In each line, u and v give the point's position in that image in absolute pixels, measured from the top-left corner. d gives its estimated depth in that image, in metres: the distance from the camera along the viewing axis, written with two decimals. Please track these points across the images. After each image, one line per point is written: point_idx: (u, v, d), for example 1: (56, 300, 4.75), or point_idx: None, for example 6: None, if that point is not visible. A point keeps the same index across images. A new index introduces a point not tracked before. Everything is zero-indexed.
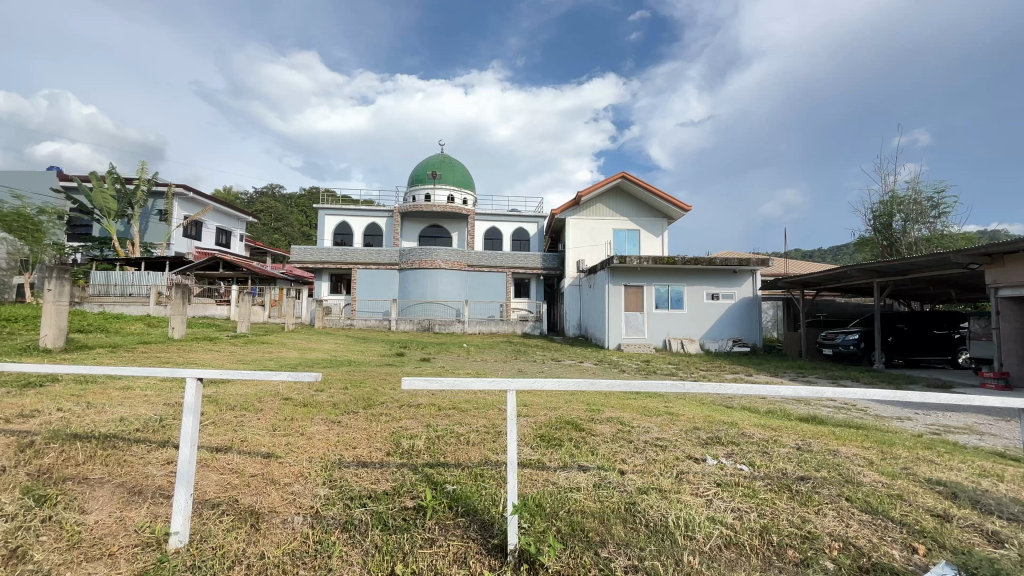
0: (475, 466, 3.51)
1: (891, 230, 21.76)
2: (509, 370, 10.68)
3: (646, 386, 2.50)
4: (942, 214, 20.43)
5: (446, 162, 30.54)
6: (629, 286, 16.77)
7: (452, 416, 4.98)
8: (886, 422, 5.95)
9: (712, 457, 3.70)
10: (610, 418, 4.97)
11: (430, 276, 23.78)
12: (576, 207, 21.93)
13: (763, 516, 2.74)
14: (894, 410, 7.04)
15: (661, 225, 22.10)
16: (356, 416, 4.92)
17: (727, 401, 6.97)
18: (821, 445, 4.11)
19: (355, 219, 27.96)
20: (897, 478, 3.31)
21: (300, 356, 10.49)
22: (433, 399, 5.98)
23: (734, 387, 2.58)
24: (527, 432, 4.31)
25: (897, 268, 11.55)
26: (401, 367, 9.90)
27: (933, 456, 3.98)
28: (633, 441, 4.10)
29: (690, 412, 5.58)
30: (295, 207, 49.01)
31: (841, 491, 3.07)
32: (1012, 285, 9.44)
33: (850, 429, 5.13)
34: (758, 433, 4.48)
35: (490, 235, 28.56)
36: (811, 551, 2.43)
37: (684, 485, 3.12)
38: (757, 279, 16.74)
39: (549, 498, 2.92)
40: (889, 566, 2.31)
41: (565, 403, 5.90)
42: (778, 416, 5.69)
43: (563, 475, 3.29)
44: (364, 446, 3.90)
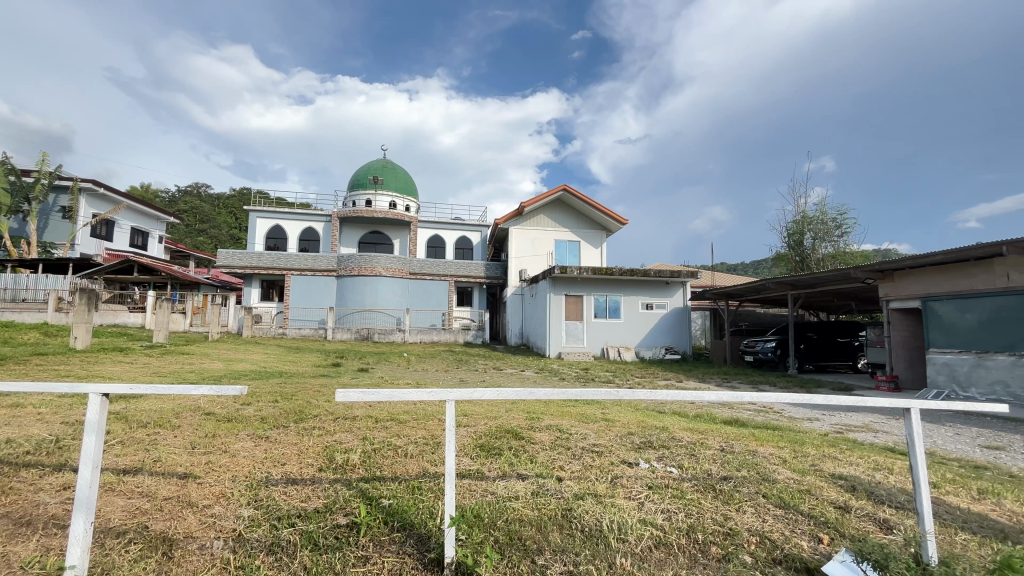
0: (412, 479, 3.43)
1: (803, 247, 23.89)
2: (451, 379, 10.60)
3: (585, 394, 2.57)
4: (845, 234, 22.72)
5: (388, 167, 29.97)
6: (570, 296, 17.16)
7: (389, 428, 4.85)
8: (798, 423, 6.49)
9: (644, 461, 3.86)
10: (549, 426, 5.04)
11: (370, 283, 23.11)
12: (520, 217, 22.22)
13: (690, 516, 2.89)
14: (806, 411, 7.68)
15: (600, 237, 22.89)
16: (286, 430, 4.66)
17: (659, 407, 7.31)
18: (742, 446, 4.39)
19: (289, 222, 26.70)
20: (806, 474, 3.62)
21: (225, 368, 9.80)
22: (370, 411, 5.80)
23: (666, 394, 2.68)
24: (466, 442, 4.28)
25: (808, 282, 12.68)
26: (336, 378, 9.52)
27: (836, 452, 4.42)
28: (570, 448, 4.19)
29: (625, 417, 5.79)
30: (223, 208, 46.12)
31: (758, 488, 3.31)
32: (901, 298, 10.62)
33: (768, 430, 5.55)
34: (686, 437, 4.73)
35: (432, 244, 28.26)
36: (731, 546, 2.60)
37: (617, 489, 3.23)
38: (687, 290, 17.75)
39: (487, 508, 2.91)
40: (799, 558, 2.51)
41: (506, 412, 5.92)
42: (705, 420, 6.05)
43: (502, 484, 3.30)
44: (294, 463, 3.70)
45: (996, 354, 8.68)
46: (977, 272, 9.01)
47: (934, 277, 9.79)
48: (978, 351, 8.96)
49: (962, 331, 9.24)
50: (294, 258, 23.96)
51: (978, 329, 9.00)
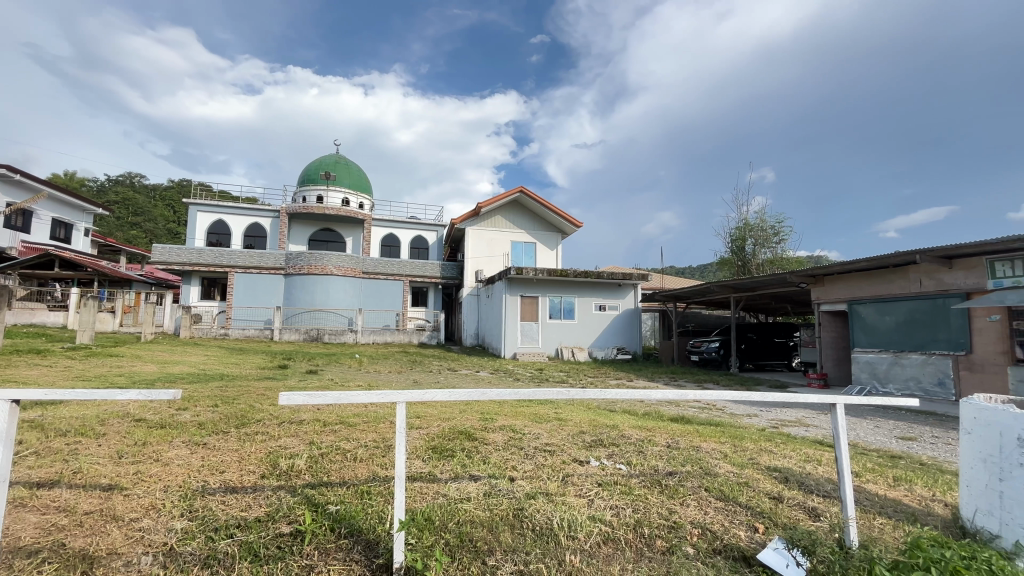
0: (361, 484, 3.34)
1: (744, 252, 25.25)
2: (405, 381, 10.42)
3: (536, 393, 2.61)
4: (782, 241, 24.23)
5: (341, 162, 29.08)
6: (525, 297, 17.26)
7: (338, 432, 4.70)
8: (739, 419, 6.84)
9: (595, 459, 3.95)
10: (503, 427, 5.05)
11: (320, 282, 22.33)
12: (476, 218, 22.17)
13: (637, 511, 2.97)
14: (747, 408, 8.10)
15: (555, 239, 23.20)
16: (226, 436, 4.42)
17: (610, 405, 7.51)
18: (687, 442, 4.58)
19: (233, 217, 25.34)
20: (744, 468, 3.82)
21: (159, 371, 9.16)
22: (318, 414, 5.60)
23: (616, 394, 2.75)
24: (418, 444, 4.21)
25: (749, 286, 13.40)
26: (283, 381, 9.13)
27: (772, 446, 4.70)
28: (523, 447, 4.22)
29: (576, 417, 5.89)
30: (159, 200, 43.19)
31: (702, 482, 3.46)
32: (831, 301, 11.37)
33: (711, 426, 5.82)
34: (635, 434, 4.88)
35: (387, 242, 27.65)
36: (675, 539, 2.71)
37: (568, 487, 3.29)
38: (638, 292, 18.31)
39: (439, 511, 2.87)
40: (736, 547, 2.65)
41: (459, 413, 5.88)
42: (653, 418, 6.26)
43: (454, 486, 3.28)
44: (234, 470, 3.52)
45: (910, 353, 9.50)
46: (895, 278, 9.83)
47: (860, 282, 10.59)
48: (895, 350, 9.78)
49: (882, 331, 10.05)
50: (237, 255, 22.77)
51: (895, 329, 9.82)
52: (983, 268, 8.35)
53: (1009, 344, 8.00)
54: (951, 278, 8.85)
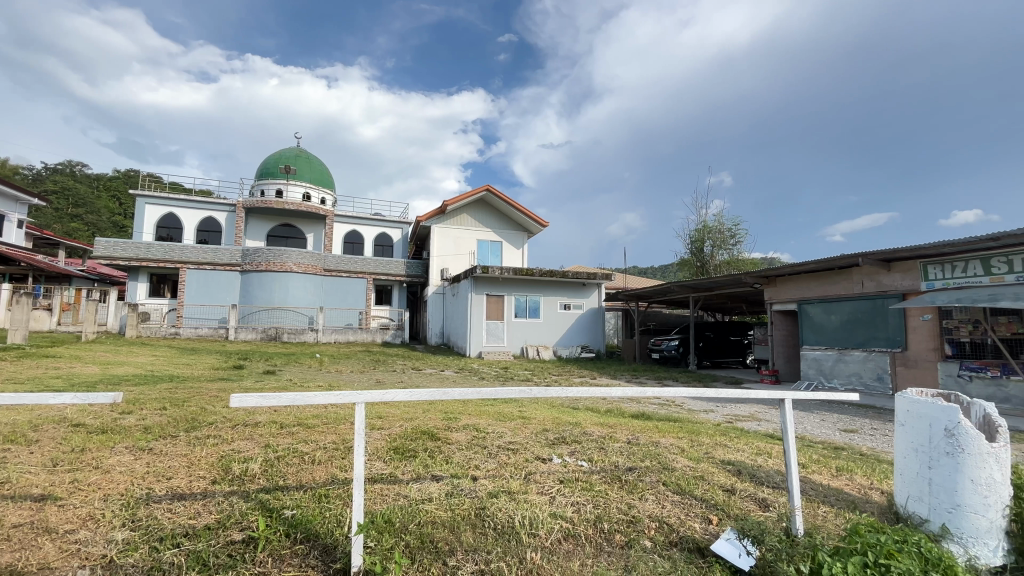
0: (320, 487, 3.25)
1: (703, 254, 26.11)
2: (367, 381, 10.19)
3: (496, 393, 2.63)
4: (737, 243, 25.25)
5: (302, 156, 28.20)
6: (490, 296, 17.25)
7: (295, 434, 4.56)
8: (696, 415, 7.07)
9: (558, 456, 3.99)
10: (467, 426, 5.03)
11: (279, 279, 21.57)
12: (442, 216, 21.97)
13: (597, 507, 3.02)
14: (704, 404, 8.38)
15: (521, 238, 23.27)
16: (174, 441, 4.20)
17: (573, 403, 7.61)
18: (646, 438, 4.70)
19: (185, 211, 24.15)
20: (700, 462, 3.96)
21: (100, 373, 8.61)
22: (275, 416, 5.42)
23: (576, 391, 2.78)
24: (380, 445, 4.14)
25: (706, 286, 13.86)
26: (238, 382, 8.75)
27: (726, 440, 4.88)
28: (486, 446, 4.22)
29: (540, 414, 5.94)
30: (103, 191, 40.65)
31: (660, 477, 3.55)
32: (782, 301, 11.91)
33: (669, 422, 5.99)
34: (597, 431, 4.97)
35: (350, 239, 27.01)
36: (633, 533, 2.77)
37: (531, 485, 3.30)
38: (602, 292, 18.62)
39: (400, 512, 2.83)
40: (692, 540, 2.73)
41: (422, 413, 5.82)
42: (615, 415, 6.38)
43: (415, 486, 3.25)
44: (183, 476, 3.34)
45: (852, 349, 10.07)
46: (840, 279, 10.41)
47: (808, 283, 11.14)
48: (839, 347, 10.35)
49: (828, 330, 10.61)
50: (189, 251, 21.69)
51: (839, 328, 10.38)
52: (918, 271, 8.96)
53: (939, 342, 8.62)
54: (889, 279, 9.44)
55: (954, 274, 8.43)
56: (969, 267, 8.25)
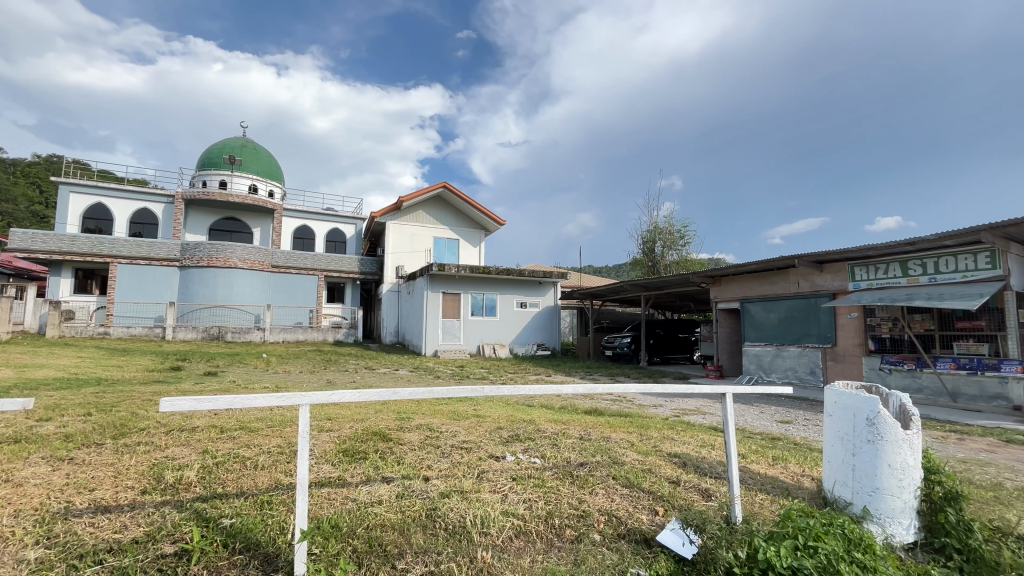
0: (262, 494, 3.10)
1: (654, 254, 26.98)
2: (317, 382, 9.75)
3: (449, 392, 2.60)
4: (686, 244, 26.27)
5: (248, 147, 26.85)
6: (446, 294, 17.09)
7: (237, 439, 4.32)
8: (646, 409, 7.30)
9: (511, 454, 4.00)
10: (420, 425, 4.97)
11: (222, 276, 20.45)
12: (397, 212, 21.56)
13: (549, 503, 3.05)
14: (654, 399, 8.66)
15: (478, 236, 23.19)
16: (99, 449, 3.88)
17: (528, 401, 7.65)
18: (598, 434, 4.80)
19: (116, 201, 22.42)
20: (649, 455, 4.08)
21: (15, 376, 7.83)
22: (214, 420, 5.13)
23: (529, 390, 2.80)
24: (328, 447, 4.00)
25: (657, 285, 14.34)
26: (175, 384, 8.22)
27: (673, 434, 5.07)
28: (439, 446, 4.17)
29: (494, 413, 5.93)
30: (20, 177, 37.10)
31: (609, 471, 3.64)
32: (727, 300, 12.48)
33: (620, 417, 6.14)
34: (550, 428, 5.01)
35: (299, 234, 25.97)
36: (583, 527, 2.82)
37: (483, 484, 3.29)
38: (557, 290, 18.85)
39: (347, 516, 2.75)
40: (639, 531, 2.81)
41: (374, 414, 5.68)
42: (569, 411, 6.48)
43: (365, 490, 3.15)
44: (108, 487, 3.10)
45: (789, 346, 10.71)
46: (778, 279, 11.04)
47: (750, 283, 11.74)
48: (777, 344, 10.98)
49: (767, 327, 11.23)
50: (121, 244, 20.17)
51: (777, 325, 11.01)
52: (846, 272, 9.64)
53: (864, 338, 9.32)
54: (821, 280, 10.11)
55: (877, 275, 9.14)
56: (890, 269, 8.97)
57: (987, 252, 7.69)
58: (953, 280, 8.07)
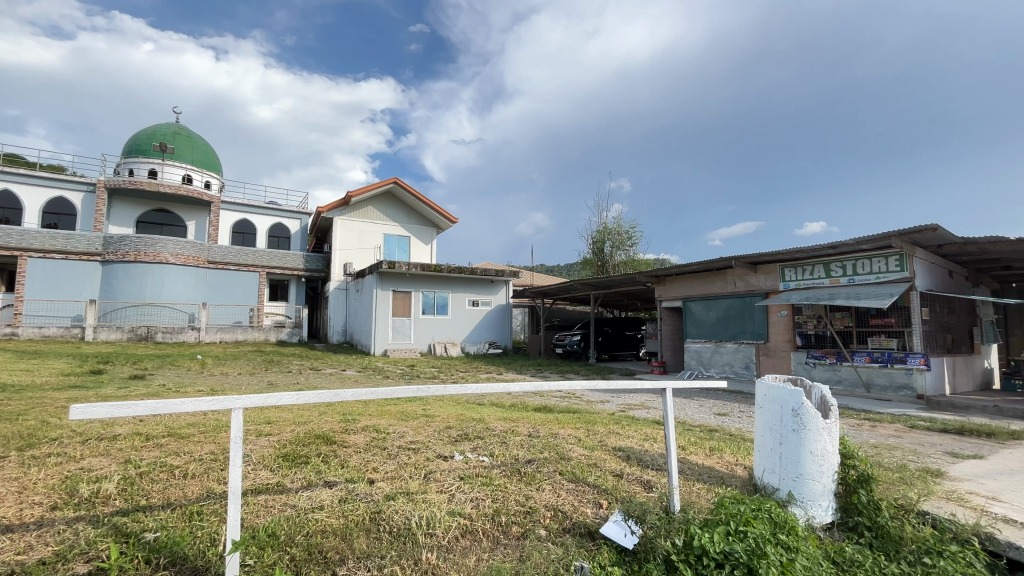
0: (191, 504, 2.91)
1: (603, 253, 27.69)
2: (257, 384, 9.22)
3: (393, 392, 2.54)
4: (634, 244, 27.15)
5: (181, 134, 25.10)
6: (397, 292, 16.74)
7: (164, 446, 4.03)
8: (593, 405, 7.50)
9: (459, 453, 3.98)
10: (366, 427, 4.85)
11: (151, 271, 18.99)
12: (345, 207, 20.89)
13: (496, 501, 3.05)
14: (602, 395, 8.88)
15: (430, 233, 22.89)
16: (1, 463, 3.50)
17: (478, 399, 7.64)
18: (546, 430, 4.87)
19: (25, 188, 20.32)
20: (595, 450, 4.18)
21: None
22: (139, 427, 4.76)
23: (475, 389, 2.77)
24: (266, 452, 3.81)
25: (606, 285, 14.72)
26: (95, 389, 7.54)
27: (618, 428, 5.23)
28: (386, 447, 4.08)
29: (444, 412, 5.88)
30: None
31: (556, 467, 3.70)
32: (670, 299, 13.02)
33: (568, 414, 6.27)
34: (500, 426, 5.03)
35: (239, 229, 24.59)
36: (529, 523, 2.85)
37: (430, 484, 3.25)
38: (509, 288, 18.94)
39: (285, 524, 2.63)
40: (584, 524, 2.88)
41: (318, 416, 5.48)
42: (518, 409, 6.53)
43: (305, 495, 3.03)
44: (12, 504, 2.80)
45: (726, 342, 11.31)
46: (718, 280, 11.63)
47: (691, 283, 12.32)
48: (716, 340, 11.57)
49: (707, 325, 11.82)
50: (32, 236, 18.31)
51: (716, 323, 11.61)
52: (777, 273, 10.29)
53: (792, 335, 10.01)
54: (756, 280, 10.75)
55: (804, 276, 9.82)
56: (815, 270, 9.67)
57: (897, 255, 8.45)
58: (869, 281, 8.81)
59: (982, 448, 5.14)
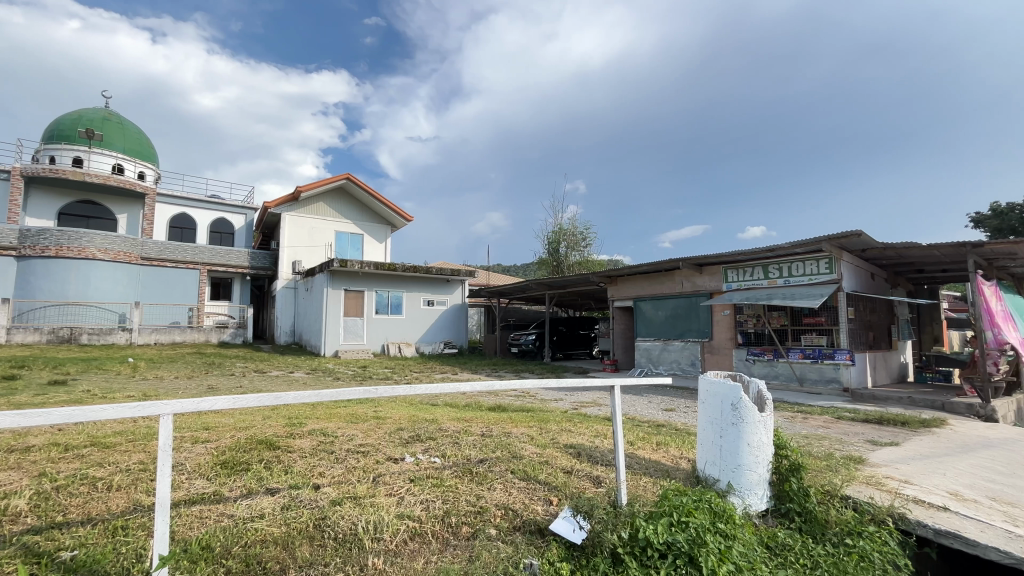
0: (116, 518, 2.70)
1: (558, 254, 28.07)
2: (196, 389, 8.67)
3: (339, 394, 2.45)
4: (588, 245, 27.70)
5: (111, 120, 23.30)
6: (349, 291, 16.25)
7: (87, 457, 3.72)
8: (547, 404, 7.56)
9: (410, 455, 3.91)
10: (313, 431, 4.67)
11: (75, 267, 17.51)
12: (294, 203, 20.06)
13: (446, 502, 3.02)
14: (556, 393, 9.00)
15: (384, 231, 22.39)
16: None
17: (432, 400, 7.54)
18: (499, 430, 4.87)
19: None
20: (546, 448, 4.23)
21: None
22: (57, 437, 4.36)
23: (424, 390, 2.72)
24: (203, 460, 3.60)
25: (561, 284, 14.93)
26: (6, 397, 6.83)
27: (570, 426, 5.31)
28: (334, 451, 3.95)
29: (396, 413, 5.76)
30: None
31: (508, 466, 3.71)
32: (622, 299, 13.38)
33: (522, 413, 6.31)
34: (452, 426, 4.99)
35: (176, 223, 23.10)
36: (479, 523, 2.85)
37: (379, 487, 3.18)
38: (465, 288, 18.84)
39: (221, 534, 2.49)
40: (534, 521, 2.90)
41: (261, 421, 5.23)
42: (472, 409, 6.50)
43: (244, 504, 2.88)
44: None
45: (673, 340, 11.76)
46: (666, 280, 12.06)
47: (642, 283, 12.71)
48: (664, 338, 12.01)
49: (656, 323, 12.24)
50: None
51: (664, 321, 12.04)
52: (721, 274, 10.80)
53: (734, 333, 10.54)
54: (701, 281, 11.23)
55: (745, 277, 10.35)
56: (755, 272, 10.21)
57: (827, 259, 9.07)
58: (802, 282, 9.41)
59: (897, 436, 5.62)
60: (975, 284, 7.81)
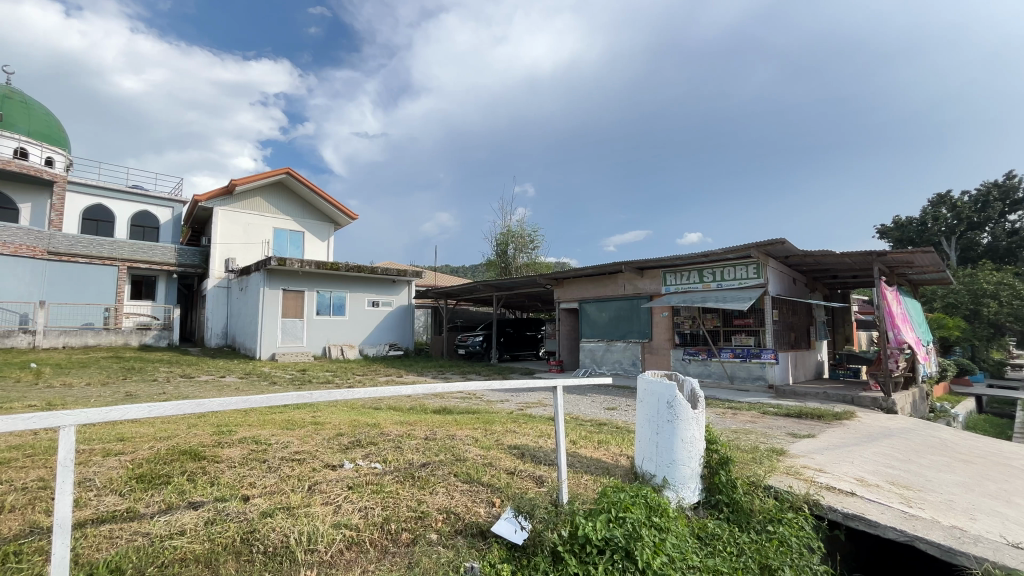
0: (8, 543, 2.41)
1: (507, 256, 28.19)
2: (111, 396, 7.93)
3: (269, 399, 2.31)
4: (536, 247, 28.04)
5: (13, 99, 20.94)
6: (288, 291, 15.49)
7: None
8: (492, 405, 7.56)
9: (349, 461, 3.78)
10: (244, 439, 4.40)
11: None
12: (227, 196, 18.89)
13: (385, 508, 2.94)
14: (502, 394, 9.02)
15: (326, 229, 21.56)
16: None
17: (374, 403, 7.35)
18: (443, 432, 4.82)
19: None
20: (490, 450, 4.22)
21: None
22: None
23: (362, 394, 2.61)
24: (116, 474, 3.29)
25: (508, 286, 15.01)
26: None
27: (515, 427, 5.34)
28: (267, 459, 3.74)
29: (336, 418, 5.55)
30: None
31: (451, 469, 3.67)
32: (568, 300, 13.64)
33: (467, 414, 6.27)
34: (395, 430, 4.87)
35: (90, 215, 21.07)
36: (420, 528, 2.80)
37: (315, 497, 3.04)
38: (411, 288, 18.49)
39: (136, 554, 2.30)
40: (475, 524, 2.88)
41: (186, 430, 4.87)
42: (417, 412, 6.40)
43: (162, 520, 2.66)
44: None
45: (615, 341, 12.14)
46: (610, 283, 12.43)
47: (587, 286, 13.02)
48: (607, 339, 12.37)
49: (600, 325, 12.58)
50: None
51: (607, 323, 12.41)
52: (661, 277, 11.28)
53: (672, 334, 11.03)
54: (642, 284, 11.67)
55: (683, 280, 10.87)
56: (692, 276, 10.74)
57: (755, 264, 9.70)
58: (733, 286, 10.01)
59: (814, 429, 6.10)
60: (879, 288, 8.64)
